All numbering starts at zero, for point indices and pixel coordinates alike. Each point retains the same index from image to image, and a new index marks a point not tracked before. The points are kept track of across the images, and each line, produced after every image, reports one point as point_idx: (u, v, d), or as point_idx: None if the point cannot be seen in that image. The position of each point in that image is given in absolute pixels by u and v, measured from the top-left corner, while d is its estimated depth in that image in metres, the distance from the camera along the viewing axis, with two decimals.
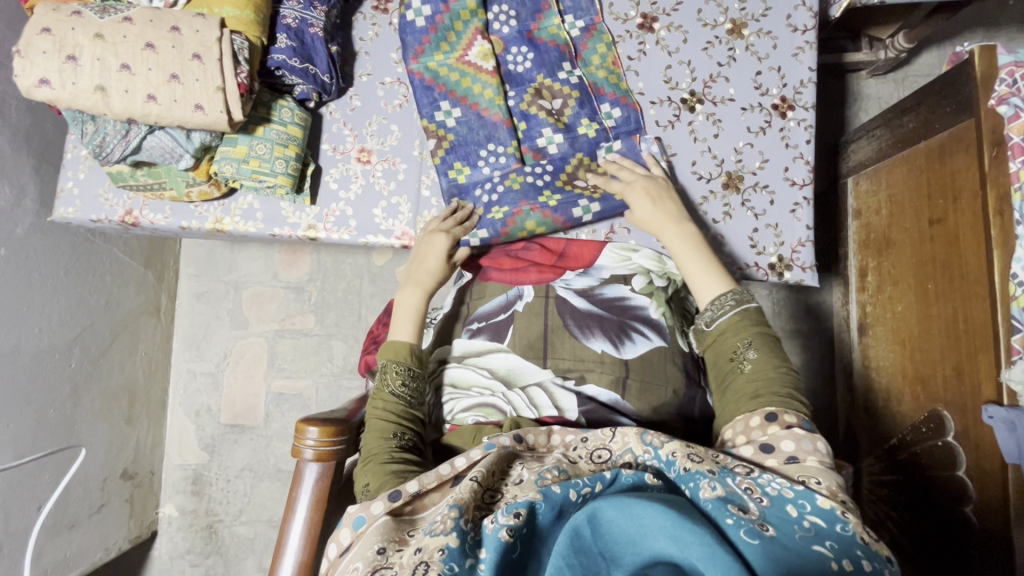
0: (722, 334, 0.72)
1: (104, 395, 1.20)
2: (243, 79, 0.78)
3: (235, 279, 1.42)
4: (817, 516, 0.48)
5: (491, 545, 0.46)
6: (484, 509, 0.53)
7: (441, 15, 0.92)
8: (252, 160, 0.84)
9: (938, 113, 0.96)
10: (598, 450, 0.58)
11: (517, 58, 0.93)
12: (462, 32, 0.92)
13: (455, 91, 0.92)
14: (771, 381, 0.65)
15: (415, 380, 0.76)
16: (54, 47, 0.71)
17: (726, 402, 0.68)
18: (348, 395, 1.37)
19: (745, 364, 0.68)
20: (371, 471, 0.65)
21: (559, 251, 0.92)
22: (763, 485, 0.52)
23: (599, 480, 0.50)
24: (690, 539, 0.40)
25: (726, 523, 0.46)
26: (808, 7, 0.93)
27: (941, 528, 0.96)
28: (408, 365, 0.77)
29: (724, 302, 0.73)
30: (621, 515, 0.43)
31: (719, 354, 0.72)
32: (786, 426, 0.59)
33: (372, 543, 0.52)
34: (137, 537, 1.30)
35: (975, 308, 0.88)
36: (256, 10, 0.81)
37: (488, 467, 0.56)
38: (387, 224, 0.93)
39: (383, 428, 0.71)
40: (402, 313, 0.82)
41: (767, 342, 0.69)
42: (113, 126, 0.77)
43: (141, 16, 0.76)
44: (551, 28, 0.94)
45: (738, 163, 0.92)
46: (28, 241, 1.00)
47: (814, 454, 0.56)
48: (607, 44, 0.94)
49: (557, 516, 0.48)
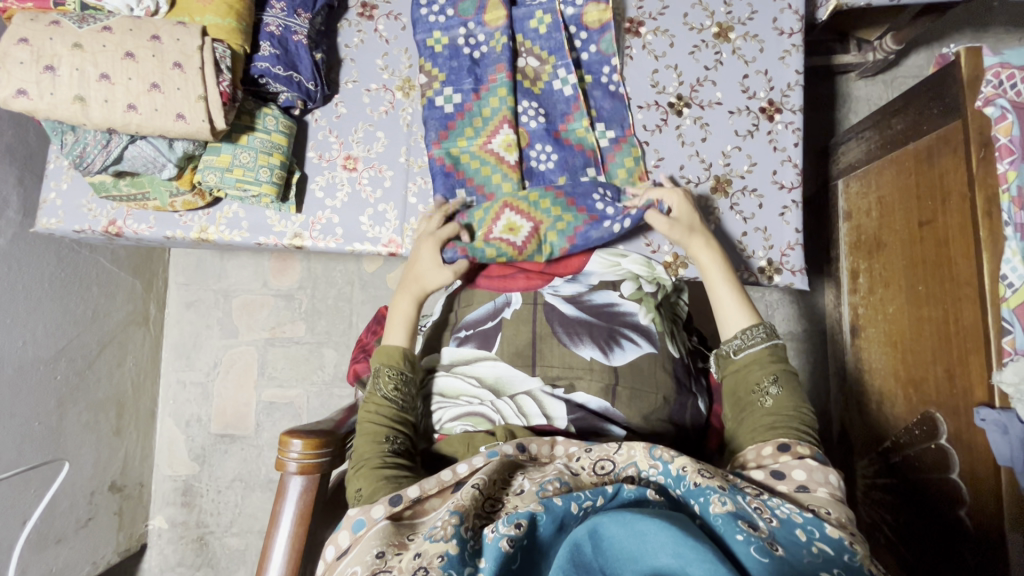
0: (749, 365, 0.71)
1: (91, 407, 1.19)
2: (225, 88, 0.77)
3: (225, 288, 1.41)
4: (826, 544, 0.47)
5: (489, 554, 0.45)
6: (484, 519, 0.52)
7: (470, 102, 0.92)
8: (235, 169, 0.84)
9: (926, 116, 0.96)
10: (600, 461, 0.57)
11: (540, 155, 0.92)
12: (488, 119, 0.91)
13: (479, 184, 0.91)
14: (793, 419, 0.65)
15: (408, 383, 0.75)
16: (31, 58, 0.71)
17: (741, 429, 0.68)
18: (339, 403, 1.36)
19: (767, 399, 0.67)
20: (363, 478, 0.64)
21: (547, 257, 0.91)
22: (772, 507, 0.51)
23: (600, 495, 0.50)
24: (693, 557, 0.39)
25: (735, 539, 0.45)
26: (794, 10, 0.93)
27: (936, 532, 0.95)
28: (400, 372, 0.75)
29: (756, 334, 0.72)
30: (623, 530, 0.42)
31: (741, 384, 0.71)
32: (798, 457, 0.59)
33: (370, 548, 0.51)
34: (126, 550, 1.29)
35: (966, 310, 0.88)
36: (238, 18, 0.81)
37: (489, 475, 0.56)
38: (373, 232, 0.92)
39: (376, 430, 0.70)
40: (396, 318, 0.80)
41: (791, 379, 0.69)
42: (94, 136, 0.77)
43: (121, 25, 0.75)
44: (579, 131, 0.92)
45: (726, 167, 0.92)
46: (11, 253, 0.99)
47: (827, 486, 0.56)
48: (636, 156, 0.92)
49: (559, 529, 0.47)
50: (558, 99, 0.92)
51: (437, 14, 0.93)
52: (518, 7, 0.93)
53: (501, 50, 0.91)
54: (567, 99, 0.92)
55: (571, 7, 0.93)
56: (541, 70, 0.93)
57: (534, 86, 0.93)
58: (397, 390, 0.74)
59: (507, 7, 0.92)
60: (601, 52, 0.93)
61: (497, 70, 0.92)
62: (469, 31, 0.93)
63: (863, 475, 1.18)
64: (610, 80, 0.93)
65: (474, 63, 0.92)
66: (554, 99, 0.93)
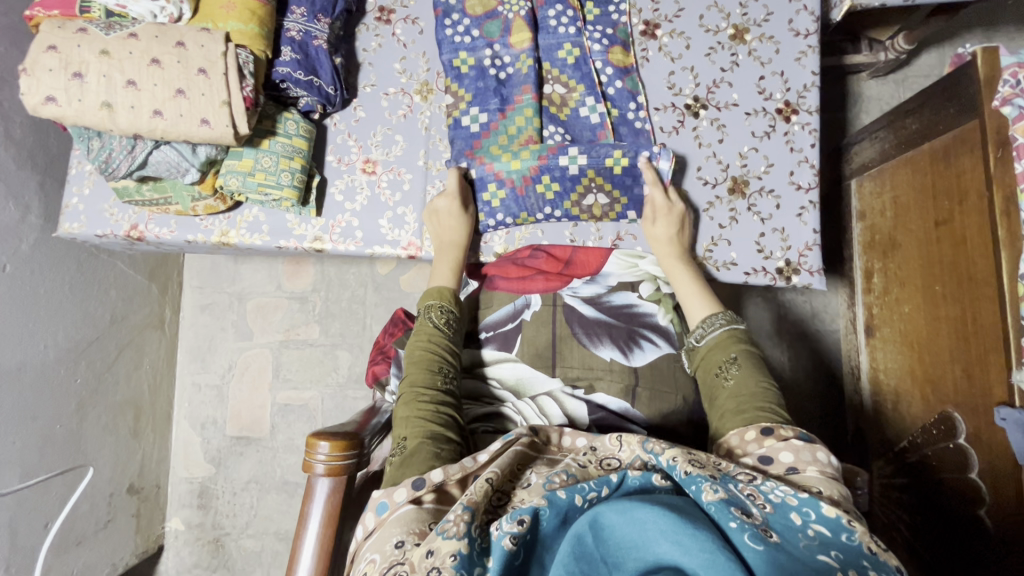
0: (710, 350, 0.74)
1: (110, 410, 1.19)
2: (248, 93, 0.78)
3: (239, 290, 1.42)
4: (821, 524, 0.47)
5: (496, 553, 0.45)
6: (493, 513, 0.53)
7: (497, 121, 0.91)
8: (257, 173, 0.84)
9: (942, 115, 0.96)
10: (607, 459, 0.58)
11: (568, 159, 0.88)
12: (515, 137, 0.90)
13: (504, 173, 0.89)
14: (756, 398, 0.65)
15: (453, 330, 0.79)
16: (60, 65, 0.71)
17: (715, 418, 0.69)
18: (354, 405, 1.36)
19: (728, 379, 0.69)
20: (408, 427, 0.66)
21: (565, 258, 0.89)
22: (766, 493, 0.50)
23: (604, 485, 0.50)
24: (690, 545, 0.39)
25: (730, 526, 0.44)
26: (809, 12, 0.93)
27: (956, 530, 0.95)
28: (449, 312, 0.80)
29: (714, 321, 0.75)
30: (621, 519, 0.43)
31: (706, 371, 0.73)
32: (783, 439, 0.58)
33: (391, 536, 0.52)
34: (143, 552, 1.30)
35: (985, 310, 0.88)
36: (260, 24, 0.81)
37: (500, 469, 0.55)
38: (393, 234, 0.92)
39: (424, 372, 0.73)
40: (443, 261, 0.86)
41: (752, 358, 0.70)
42: (119, 141, 0.77)
43: (147, 32, 0.76)
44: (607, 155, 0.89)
45: (743, 168, 0.92)
46: (33, 257, 1.00)
47: (814, 464, 0.55)
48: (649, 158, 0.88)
49: (562, 522, 0.47)
50: (584, 126, 0.92)
51: (462, 34, 0.93)
52: (544, 34, 0.93)
53: (528, 72, 0.91)
54: (594, 127, 0.91)
55: (598, 43, 0.93)
56: (568, 97, 0.93)
57: (560, 112, 0.93)
58: (443, 334, 0.78)
59: (532, 31, 0.92)
60: (627, 88, 0.93)
61: (523, 91, 0.92)
62: (494, 53, 0.92)
63: (879, 475, 1.17)
64: (636, 117, 0.93)
65: (500, 84, 0.92)
66: (580, 125, 0.92)
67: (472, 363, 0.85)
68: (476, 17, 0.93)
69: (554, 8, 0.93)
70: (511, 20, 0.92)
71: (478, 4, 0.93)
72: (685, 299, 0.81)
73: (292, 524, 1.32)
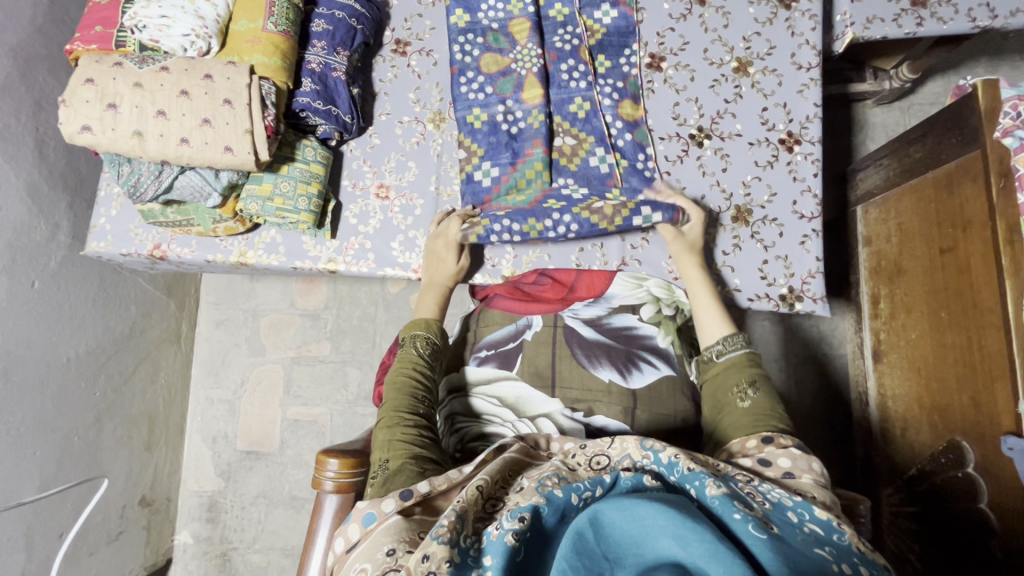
0: (727, 368, 0.72)
1: (126, 423, 1.22)
2: (270, 122, 0.82)
3: (253, 307, 1.46)
4: (815, 523, 0.47)
5: (495, 550, 0.45)
6: (485, 519, 0.53)
7: (507, 175, 0.94)
8: (276, 199, 0.88)
9: (945, 145, 0.98)
10: (597, 457, 0.57)
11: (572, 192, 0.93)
12: (529, 187, 0.93)
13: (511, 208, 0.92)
14: (772, 421, 0.65)
15: (432, 357, 0.81)
16: (96, 96, 0.76)
17: (725, 435, 0.67)
18: (362, 422, 1.38)
19: (744, 400, 0.68)
20: (392, 449, 0.67)
21: (569, 283, 0.93)
22: (763, 492, 0.50)
23: (599, 484, 0.50)
24: (692, 538, 0.40)
25: (732, 518, 0.44)
26: (812, 46, 0.96)
27: (968, 559, 0.94)
28: (430, 338, 0.83)
29: (736, 341, 0.74)
30: (622, 516, 0.43)
31: (718, 387, 0.71)
32: (781, 446, 0.59)
33: (381, 545, 0.52)
34: (152, 565, 1.31)
35: (989, 338, 0.88)
36: (283, 57, 0.86)
37: (490, 476, 0.56)
38: (404, 257, 0.95)
39: (399, 400, 0.73)
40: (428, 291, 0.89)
41: (768, 383, 0.70)
42: (147, 167, 0.82)
43: (177, 65, 0.80)
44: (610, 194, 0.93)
45: (747, 197, 0.94)
46: (60, 273, 1.05)
47: (810, 473, 0.55)
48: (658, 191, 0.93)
49: (561, 518, 0.48)
50: (595, 176, 0.94)
51: (476, 90, 0.97)
52: (556, 90, 0.97)
53: (539, 127, 0.94)
54: (603, 177, 0.94)
55: (608, 98, 0.97)
56: (577, 148, 0.95)
57: (571, 163, 0.95)
58: (424, 359, 0.80)
59: (544, 87, 0.95)
60: (636, 141, 0.96)
61: (534, 145, 0.94)
62: (507, 108, 0.96)
63: (889, 503, 1.15)
64: (645, 166, 0.95)
65: (512, 138, 0.95)
66: (590, 175, 0.94)
67: (466, 382, 0.86)
68: (491, 74, 0.97)
69: (567, 62, 0.97)
70: (524, 76, 0.95)
71: (492, 62, 0.97)
72: (693, 288, 0.84)
73: (299, 540, 1.33)
